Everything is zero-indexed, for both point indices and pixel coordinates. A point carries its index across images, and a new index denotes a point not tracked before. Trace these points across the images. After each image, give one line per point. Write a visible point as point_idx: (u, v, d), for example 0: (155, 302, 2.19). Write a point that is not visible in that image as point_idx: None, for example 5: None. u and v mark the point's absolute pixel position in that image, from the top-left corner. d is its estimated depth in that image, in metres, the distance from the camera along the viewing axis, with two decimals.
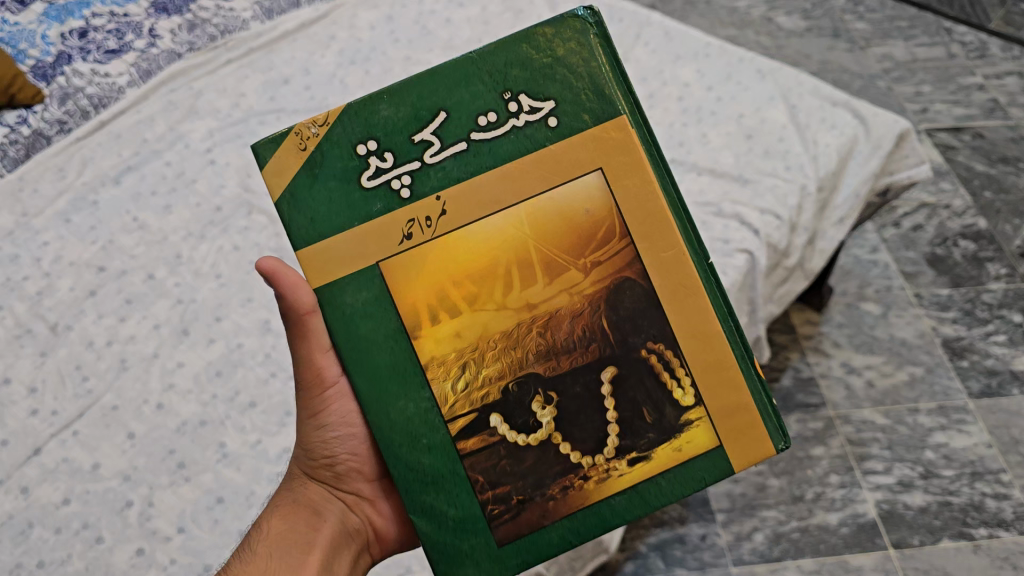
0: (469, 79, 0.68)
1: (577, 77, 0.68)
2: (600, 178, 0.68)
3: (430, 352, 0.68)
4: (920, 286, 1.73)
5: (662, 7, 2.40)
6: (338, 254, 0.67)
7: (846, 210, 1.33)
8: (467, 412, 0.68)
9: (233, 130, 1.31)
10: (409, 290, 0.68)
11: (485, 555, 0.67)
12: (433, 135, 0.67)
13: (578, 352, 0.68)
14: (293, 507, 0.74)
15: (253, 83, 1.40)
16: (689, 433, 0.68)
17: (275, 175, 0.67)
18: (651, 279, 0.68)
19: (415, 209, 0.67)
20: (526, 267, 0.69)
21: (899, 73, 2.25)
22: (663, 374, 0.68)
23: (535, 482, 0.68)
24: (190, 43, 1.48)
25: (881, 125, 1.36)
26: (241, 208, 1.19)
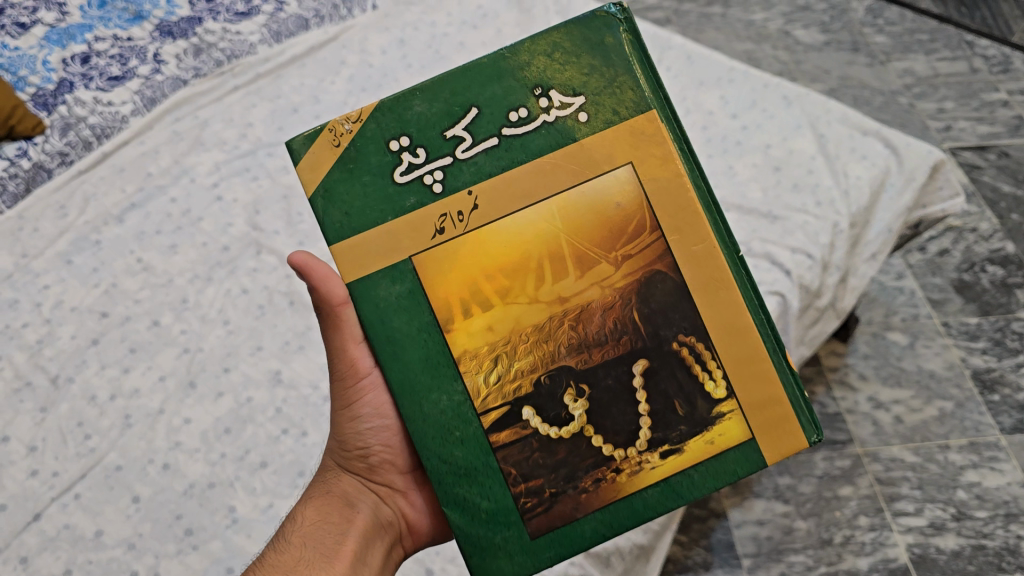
0: (501, 75, 0.73)
1: (606, 73, 0.72)
2: (630, 172, 0.72)
3: (465, 345, 0.73)
4: (947, 314, 1.68)
5: (677, 20, 2.36)
6: (375, 250, 0.72)
7: (878, 245, 1.27)
8: (501, 405, 0.72)
9: (241, 163, 1.26)
10: (445, 286, 0.72)
11: (518, 547, 0.72)
12: (465, 131, 0.73)
13: (609, 344, 0.72)
14: (329, 498, 0.78)
15: (260, 112, 1.35)
16: (722, 426, 0.72)
17: (309, 169, 0.72)
18: (680, 271, 0.72)
19: (449, 206, 0.72)
20: (560, 261, 0.73)
21: (921, 89, 2.19)
22: (694, 367, 0.72)
23: (568, 476, 0.72)
24: (196, 68, 1.43)
25: (914, 156, 1.30)
26: (250, 249, 1.15)
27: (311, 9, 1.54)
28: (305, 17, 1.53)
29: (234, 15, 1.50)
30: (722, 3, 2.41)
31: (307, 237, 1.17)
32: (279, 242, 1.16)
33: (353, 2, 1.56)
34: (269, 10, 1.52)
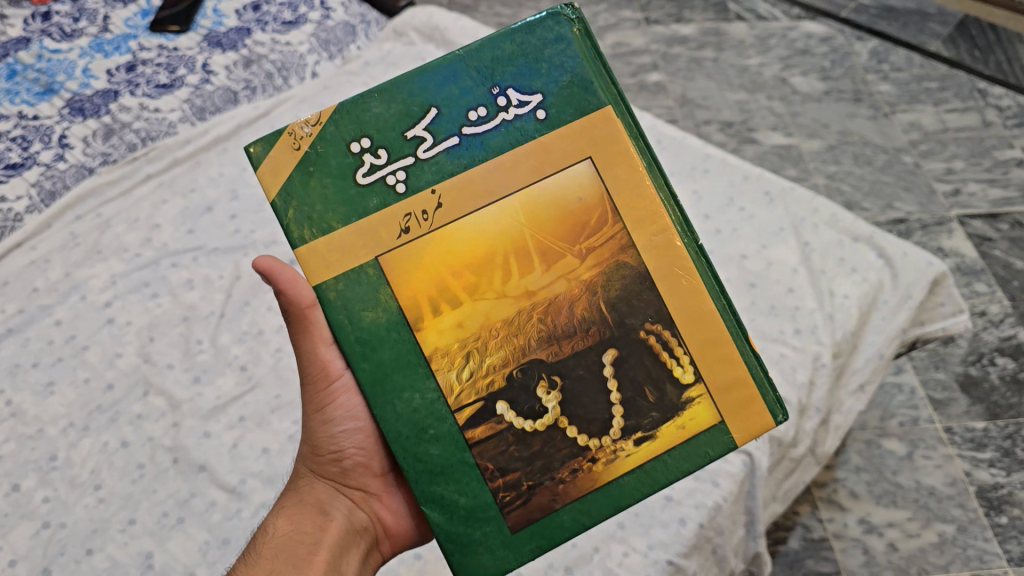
0: (458, 73, 0.67)
1: (562, 73, 0.67)
2: (589, 168, 0.68)
3: (434, 343, 0.66)
4: (950, 418, 1.51)
5: (665, 66, 2.19)
6: (341, 246, 0.66)
7: (867, 374, 1.10)
8: (474, 402, 0.66)
9: (140, 276, 1.11)
10: (410, 282, 0.66)
11: (499, 541, 0.65)
12: (425, 131, 0.66)
13: (578, 336, 0.68)
14: (300, 506, 0.74)
15: (171, 210, 1.19)
16: (692, 411, 0.67)
17: (270, 173, 0.65)
18: (644, 263, 0.68)
19: (413, 203, 0.66)
20: (524, 255, 0.68)
21: (928, 146, 2.01)
22: (662, 354, 0.68)
23: (543, 466, 0.67)
24: (105, 154, 1.28)
25: (912, 268, 1.13)
26: (137, 388, 1.00)
27: (242, 81, 1.40)
28: (233, 89, 1.39)
29: (155, 88, 1.36)
30: (714, 46, 2.24)
31: (205, 370, 1.02)
32: (170, 378, 1.01)
33: (289, 70, 1.44)
34: (195, 82, 1.39)
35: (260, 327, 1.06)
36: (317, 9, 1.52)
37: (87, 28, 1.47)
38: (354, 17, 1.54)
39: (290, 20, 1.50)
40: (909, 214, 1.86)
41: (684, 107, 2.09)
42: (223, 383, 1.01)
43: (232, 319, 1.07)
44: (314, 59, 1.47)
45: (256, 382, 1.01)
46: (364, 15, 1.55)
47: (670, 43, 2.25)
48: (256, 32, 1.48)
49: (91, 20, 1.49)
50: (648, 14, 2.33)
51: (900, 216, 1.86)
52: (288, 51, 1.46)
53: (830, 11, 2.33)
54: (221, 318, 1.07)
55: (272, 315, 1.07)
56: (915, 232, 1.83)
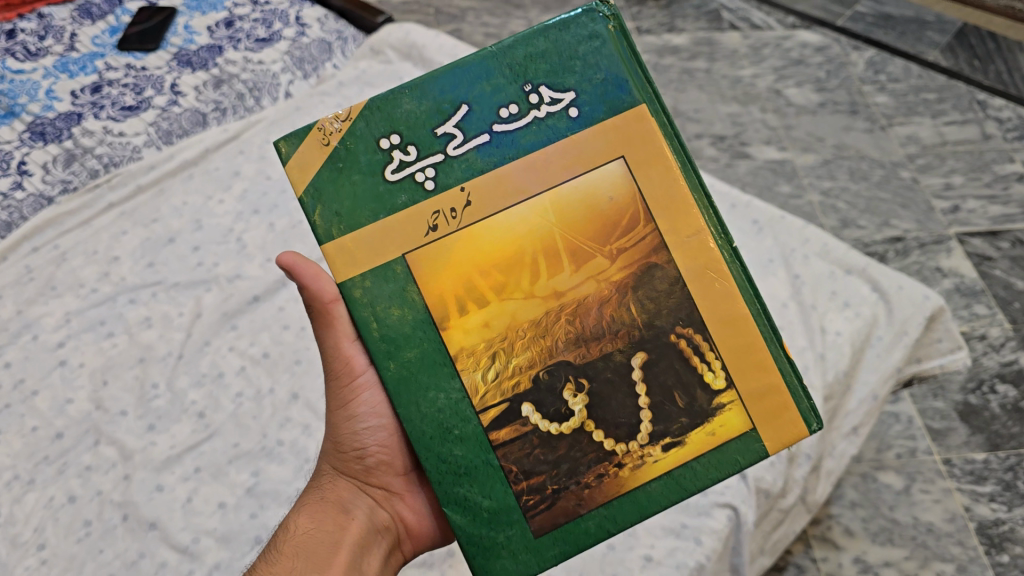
0: (491, 70, 0.61)
1: (596, 72, 0.62)
2: (624, 166, 0.62)
3: (460, 342, 0.61)
4: (949, 449, 1.45)
5: (656, 77, 2.13)
6: (366, 244, 0.61)
7: (860, 416, 1.05)
8: (498, 403, 0.61)
9: (95, 314, 1.06)
10: (435, 280, 0.61)
11: (521, 545, 0.60)
12: (456, 127, 0.61)
13: (609, 340, 0.62)
14: (321, 504, 0.69)
15: (131, 241, 1.14)
16: (723, 416, 0.61)
17: (298, 169, 0.61)
18: (678, 266, 0.62)
19: (440, 201, 0.61)
20: (553, 256, 0.62)
21: (925, 160, 1.95)
22: (693, 358, 0.62)
23: (568, 471, 0.61)
24: (65, 182, 1.22)
25: (907, 302, 1.07)
26: (87, 438, 0.94)
27: (211, 102, 1.35)
28: (202, 111, 1.34)
29: (120, 111, 1.31)
30: (706, 56, 2.18)
31: (160, 417, 0.97)
32: (122, 427, 0.95)
33: (262, 90, 1.38)
34: (162, 104, 1.33)
35: (219, 369, 1.01)
36: (292, 26, 1.48)
37: (52, 47, 1.41)
38: (331, 33, 1.49)
39: (264, 37, 1.45)
40: (907, 232, 1.80)
41: (675, 120, 2.03)
42: (178, 431, 0.96)
43: (191, 361, 1.01)
44: (288, 78, 1.41)
45: (214, 430, 0.96)
46: (341, 31, 1.50)
47: (661, 53, 2.19)
48: (228, 50, 1.43)
49: (57, 38, 1.43)
50: (639, 23, 2.27)
51: (898, 233, 1.80)
52: (260, 71, 1.40)
53: (826, 20, 2.27)
54: (178, 360, 1.01)
55: (233, 355, 1.02)
56: (913, 250, 1.77)
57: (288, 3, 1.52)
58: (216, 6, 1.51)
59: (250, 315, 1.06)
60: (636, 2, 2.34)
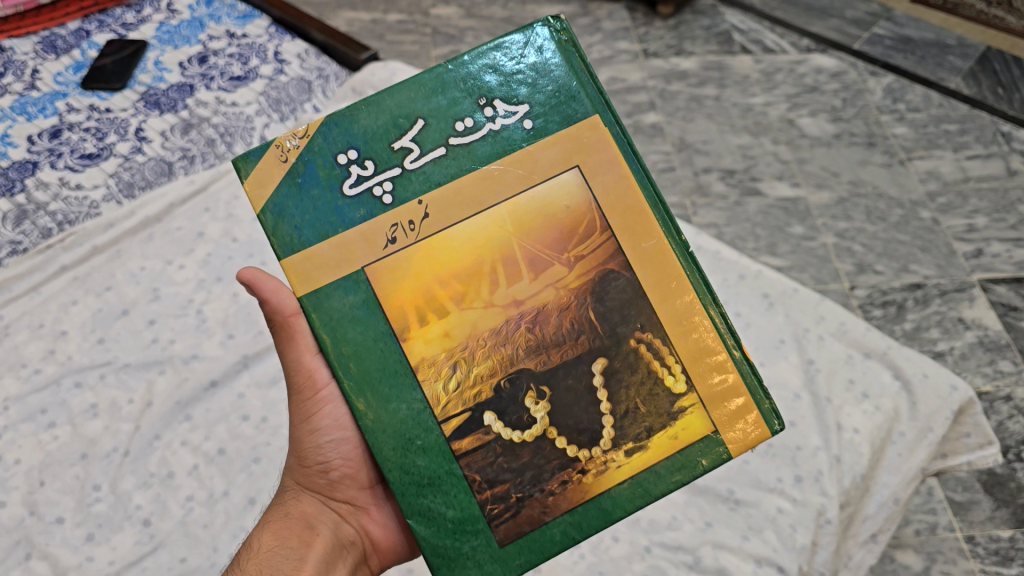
0: (446, 85, 0.64)
1: (547, 83, 0.64)
2: (578, 175, 0.64)
3: (420, 354, 0.62)
4: (972, 525, 1.27)
5: (662, 105, 1.96)
6: (327, 260, 0.61)
7: (880, 522, 0.93)
8: (460, 412, 0.61)
9: (36, 400, 0.96)
10: (396, 292, 0.62)
11: (487, 556, 0.60)
12: (413, 141, 0.63)
13: (567, 345, 0.63)
14: (285, 520, 0.68)
15: (82, 312, 1.05)
16: (684, 420, 0.62)
17: (257, 185, 0.61)
18: (634, 272, 0.64)
19: (398, 213, 0.62)
20: (512, 263, 0.63)
21: (946, 199, 1.74)
22: (653, 363, 0.63)
23: (533, 478, 0.61)
24: (13, 242, 1.11)
25: (931, 394, 0.98)
26: (17, 551, 0.85)
27: (178, 150, 1.24)
28: (168, 160, 1.23)
29: (79, 159, 1.20)
30: (716, 82, 2.01)
31: (100, 525, 0.87)
32: (58, 537, 0.86)
33: (234, 135, 1.27)
34: (124, 152, 1.22)
35: (170, 468, 0.92)
36: (269, 62, 1.36)
37: (11, 85, 1.30)
38: (310, 71, 1.37)
39: (238, 75, 1.33)
40: (927, 277, 1.61)
41: (682, 152, 1.86)
42: (119, 541, 0.86)
43: (139, 458, 0.92)
44: (263, 121, 1.29)
45: (159, 541, 0.86)
46: (322, 69, 1.38)
47: (668, 78, 2.02)
48: (200, 90, 1.31)
49: (17, 74, 1.32)
50: (645, 46, 2.10)
51: (917, 279, 1.61)
52: (233, 113, 1.29)
53: (843, 43, 2.07)
54: (125, 457, 0.92)
55: (186, 451, 0.93)
56: (933, 299, 1.57)
57: (267, 36, 1.41)
58: (189, 39, 1.39)
59: (206, 403, 0.98)
60: (644, 22, 2.17)
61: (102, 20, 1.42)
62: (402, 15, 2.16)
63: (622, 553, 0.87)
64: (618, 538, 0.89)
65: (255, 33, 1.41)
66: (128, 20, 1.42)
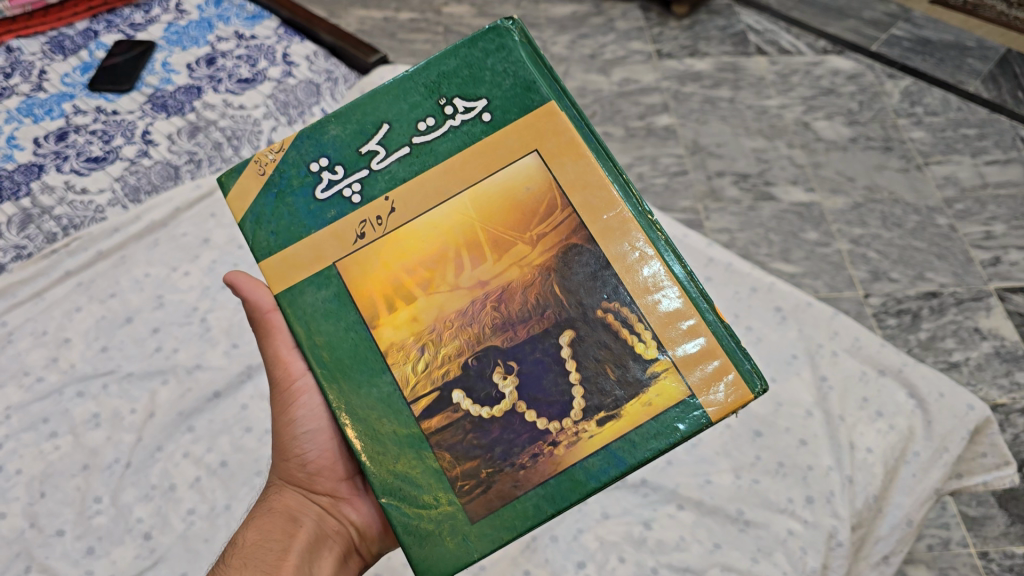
0: (407, 89, 0.62)
1: (503, 76, 0.61)
2: (538, 159, 0.61)
3: (390, 339, 0.60)
4: (986, 541, 1.22)
5: (676, 106, 1.93)
6: (303, 258, 0.62)
7: (894, 543, 0.89)
8: (430, 392, 0.59)
9: (38, 409, 0.95)
10: (364, 283, 0.61)
11: (459, 532, 0.56)
12: (378, 144, 0.62)
13: (531, 322, 0.59)
14: (269, 516, 0.66)
15: (86, 321, 1.04)
16: (657, 386, 0.56)
17: (237, 199, 0.63)
18: (597, 245, 0.59)
19: (366, 211, 0.62)
20: (475, 247, 0.61)
21: (964, 206, 1.71)
22: (622, 330, 0.58)
23: (503, 453, 0.57)
24: (19, 247, 1.10)
25: (948, 414, 0.96)
26: (15, 563, 0.84)
27: (185, 153, 1.23)
28: (174, 163, 1.22)
29: (85, 163, 1.18)
30: (731, 84, 1.98)
31: (100, 538, 0.86)
32: (57, 551, 0.85)
33: (241, 138, 1.26)
34: (130, 155, 1.21)
35: (171, 480, 0.91)
36: (278, 65, 1.35)
37: (19, 85, 1.29)
38: (320, 74, 1.35)
39: (246, 78, 1.32)
40: (943, 286, 1.57)
41: (695, 155, 1.82)
42: (119, 555, 0.85)
43: (140, 470, 0.92)
44: (271, 124, 1.28)
45: (159, 555, 0.85)
46: (331, 71, 1.36)
47: (683, 80, 1.99)
48: (207, 92, 1.30)
49: (24, 75, 1.31)
50: (659, 46, 2.08)
51: (933, 288, 1.57)
52: (240, 117, 1.28)
53: (860, 45, 2.04)
54: (126, 469, 0.91)
55: (188, 463, 0.93)
56: (949, 308, 1.54)
57: (276, 37, 1.39)
58: (198, 39, 1.37)
59: (209, 414, 0.97)
60: (658, 22, 2.15)
61: (111, 20, 1.41)
62: (415, 13, 2.14)
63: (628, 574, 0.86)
64: (624, 558, 0.87)
65: (264, 34, 1.39)
66: (136, 20, 1.41)
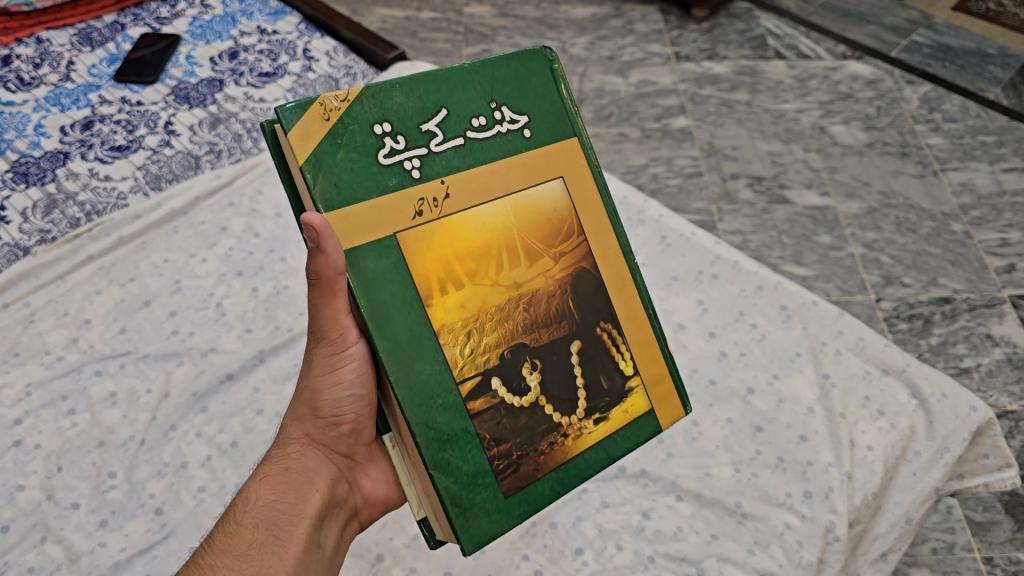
0: (464, 82, 0.63)
1: (543, 101, 0.67)
2: (561, 186, 0.67)
3: (440, 321, 0.60)
4: (991, 546, 1.20)
5: (692, 109, 1.94)
6: (364, 222, 0.58)
7: (891, 541, 0.90)
8: (473, 376, 0.61)
9: (57, 387, 0.98)
10: (421, 261, 0.60)
11: (495, 505, 0.61)
12: (437, 127, 0.62)
13: (554, 327, 0.64)
14: (286, 473, 0.67)
15: (105, 304, 1.07)
16: (632, 397, 0.67)
17: (299, 138, 0.56)
18: (600, 272, 0.67)
19: (423, 190, 0.61)
20: (513, 250, 0.64)
21: (980, 212, 1.70)
22: (612, 350, 0.67)
23: (528, 439, 0.62)
24: (43, 230, 1.13)
25: (950, 415, 0.97)
26: (32, 534, 0.86)
27: (205, 144, 1.26)
28: (194, 153, 1.25)
29: (109, 151, 1.21)
30: (748, 87, 1.99)
31: (114, 512, 0.89)
32: (73, 523, 0.87)
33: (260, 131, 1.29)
34: (153, 145, 1.24)
35: (184, 458, 0.94)
36: (298, 60, 1.38)
37: (47, 75, 1.32)
38: (338, 69, 1.37)
39: (267, 71, 1.35)
40: (956, 292, 1.57)
41: (710, 157, 1.83)
42: (132, 529, 0.88)
43: (154, 448, 0.94)
44: None
45: (170, 530, 0.88)
46: (350, 66, 1.38)
47: (701, 83, 2.00)
48: (229, 85, 1.33)
49: (53, 65, 1.34)
50: (678, 49, 2.09)
51: (946, 293, 1.57)
52: (260, 109, 1.30)
53: (879, 51, 2.05)
54: (140, 446, 0.94)
55: (200, 442, 0.95)
56: (961, 314, 1.53)
57: (297, 33, 1.42)
58: (221, 34, 1.41)
59: (222, 397, 1.00)
60: (677, 25, 2.16)
61: (138, 13, 1.45)
62: (435, 13, 2.17)
63: (625, 562, 0.87)
64: (622, 546, 0.88)
65: (285, 30, 1.42)
66: (161, 14, 1.44)
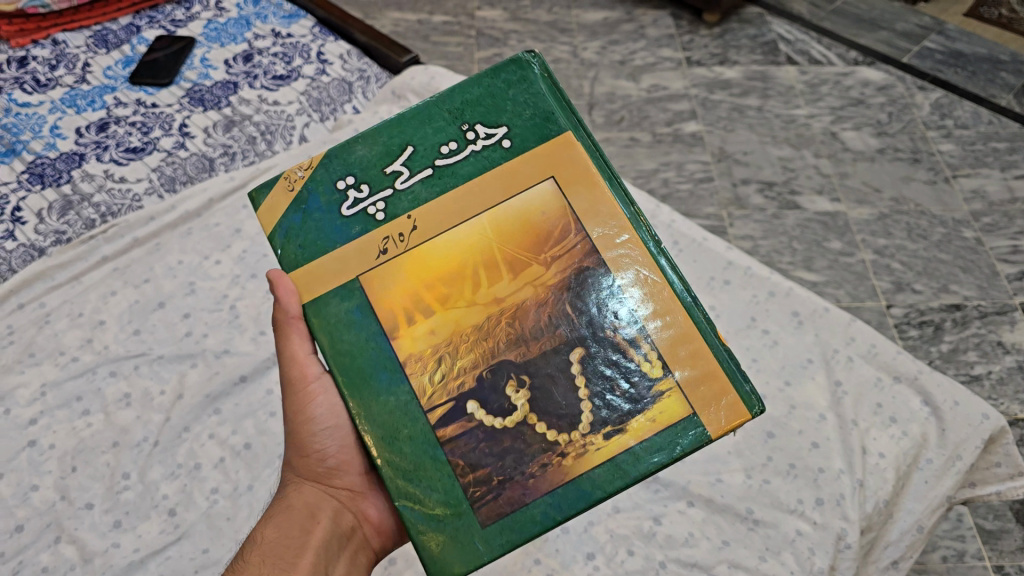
0: (432, 116, 0.66)
1: (523, 107, 0.65)
2: (554, 186, 0.64)
3: (407, 351, 0.62)
4: (1002, 554, 1.20)
5: (703, 113, 1.94)
6: (329, 272, 0.64)
7: (903, 548, 0.90)
8: (445, 402, 0.60)
9: (73, 387, 0.99)
10: (386, 297, 0.63)
11: (471, 535, 0.58)
12: (402, 165, 0.65)
13: (544, 339, 0.61)
14: (287, 514, 0.68)
15: (121, 305, 1.08)
16: (661, 405, 0.59)
17: (266, 213, 0.66)
18: (607, 269, 0.62)
19: (390, 227, 0.64)
20: (492, 267, 0.63)
21: (991, 219, 1.70)
22: (630, 351, 0.60)
23: (514, 462, 0.59)
24: (59, 231, 1.14)
25: (961, 423, 0.97)
26: (46, 534, 0.87)
27: (219, 146, 1.26)
28: (209, 156, 1.25)
29: (123, 153, 1.22)
30: (760, 92, 1.98)
31: (127, 513, 0.89)
32: (86, 523, 0.88)
33: (274, 133, 1.29)
34: (168, 147, 1.24)
35: (197, 460, 0.94)
36: (312, 62, 1.38)
37: (63, 77, 1.33)
38: (352, 72, 1.38)
39: (281, 74, 1.35)
40: (967, 299, 1.56)
41: (721, 162, 1.83)
42: (145, 529, 0.88)
43: (167, 449, 0.95)
44: (303, 120, 1.31)
45: (183, 531, 0.88)
46: (364, 70, 1.39)
47: (712, 88, 2.00)
48: (243, 88, 1.34)
49: (69, 67, 1.35)
50: (689, 54, 2.09)
51: (957, 300, 1.56)
52: (275, 112, 1.31)
53: (891, 57, 2.04)
54: (154, 447, 0.95)
55: (212, 444, 0.96)
56: (972, 321, 1.53)
57: (311, 36, 1.42)
58: (236, 37, 1.41)
59: (235, 398, 1.00)
60: (689, 30, 2.16)
61: (153, 16, 1.45)
62: (448, 16, 2.17)
63: (636, 567, 0.88)
64: (633, 551, 0.89)
65: (300, 33, 1.43)
66: (176, 16, 1.45)
